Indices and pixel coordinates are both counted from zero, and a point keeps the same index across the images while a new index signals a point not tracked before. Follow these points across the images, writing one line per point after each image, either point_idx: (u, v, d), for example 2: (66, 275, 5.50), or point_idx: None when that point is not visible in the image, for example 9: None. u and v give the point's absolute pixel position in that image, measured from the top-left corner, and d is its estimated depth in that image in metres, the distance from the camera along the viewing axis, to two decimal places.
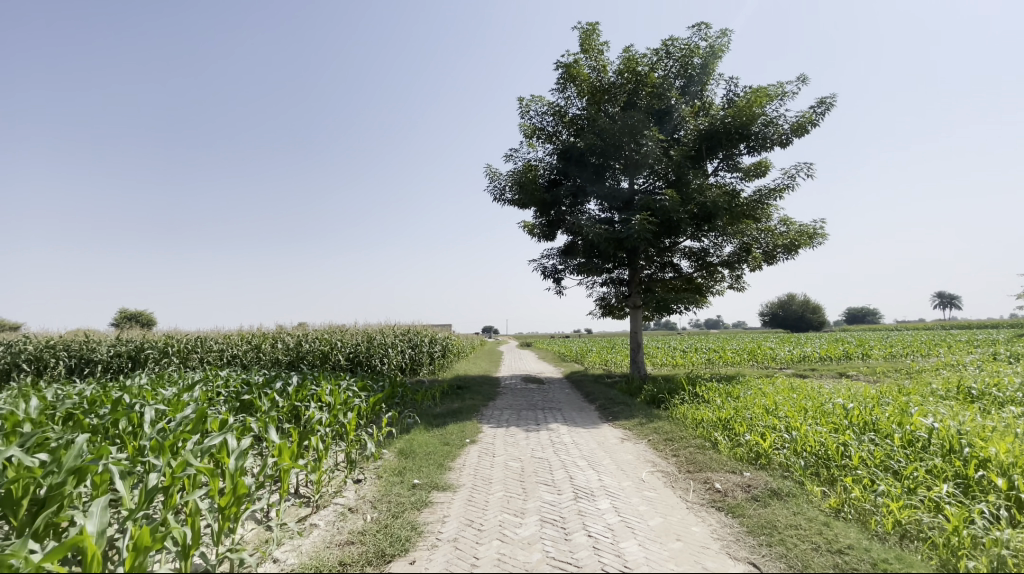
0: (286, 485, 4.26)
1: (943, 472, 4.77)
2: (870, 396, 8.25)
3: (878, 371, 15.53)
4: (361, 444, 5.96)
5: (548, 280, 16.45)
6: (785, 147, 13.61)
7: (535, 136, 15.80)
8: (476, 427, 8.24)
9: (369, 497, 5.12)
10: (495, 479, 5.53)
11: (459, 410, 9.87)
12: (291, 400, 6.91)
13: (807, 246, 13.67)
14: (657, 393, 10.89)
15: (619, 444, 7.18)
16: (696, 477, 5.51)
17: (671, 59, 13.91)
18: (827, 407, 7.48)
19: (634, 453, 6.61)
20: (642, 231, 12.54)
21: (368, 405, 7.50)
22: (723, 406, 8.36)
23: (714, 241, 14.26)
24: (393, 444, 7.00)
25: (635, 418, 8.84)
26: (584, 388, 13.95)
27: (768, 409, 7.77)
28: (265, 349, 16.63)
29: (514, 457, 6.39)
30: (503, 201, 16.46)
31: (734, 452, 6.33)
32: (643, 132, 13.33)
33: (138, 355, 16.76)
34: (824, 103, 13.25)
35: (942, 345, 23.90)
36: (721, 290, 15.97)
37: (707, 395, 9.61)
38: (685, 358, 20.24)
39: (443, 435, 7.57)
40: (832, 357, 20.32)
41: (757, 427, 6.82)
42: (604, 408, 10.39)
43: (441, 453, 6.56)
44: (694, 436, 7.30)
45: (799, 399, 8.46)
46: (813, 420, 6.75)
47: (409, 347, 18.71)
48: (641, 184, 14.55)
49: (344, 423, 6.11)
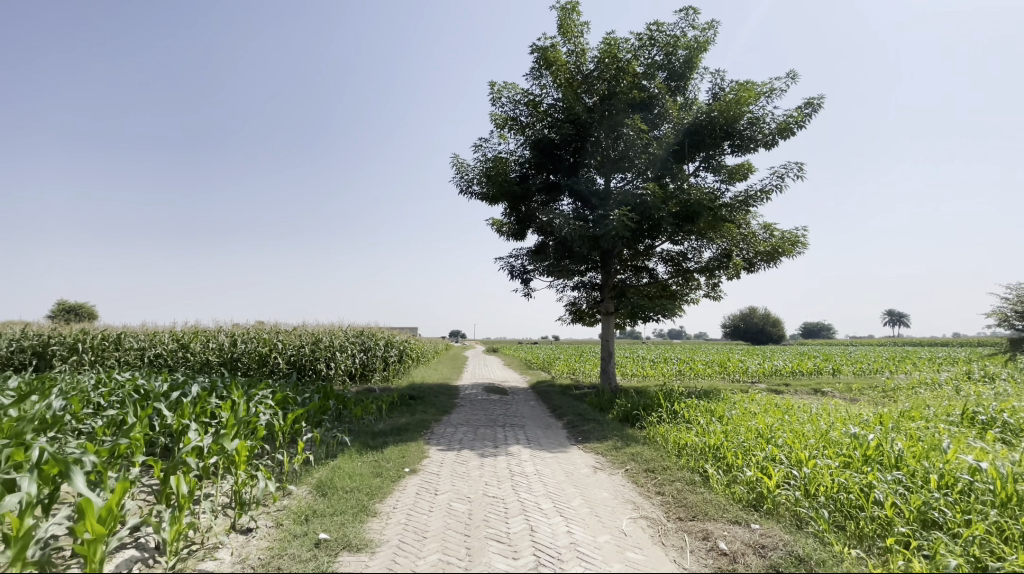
0: (92, 565, 2.89)
1: (1011, 534, 3.83)
2: (872, 422, 7.25)
3: (854, 389, 14.94)
4: (256, 480, 4.55)
5: (515, 281, 15.15)
6: (770, 149, 12.79)
7: (508, 126, 14.56)
8: (421, 450, 6.88)
9: (252, 561, 3.70)
10: (432, 533, 4.17)
11: (405, 427, 8.44)
12: (175, 420, 5.36)
13: (790, 254, 12.75)
14: (632, 408, 9.79)
15: (591, 475, 5.93)
16: (691, 529, 4.31)
17: (655, 48, 12.90)
18: (830, 434, 6.45)
19: (610, 490, 5.39)
20: (621, 228, 11.36)
21: (281, 427, 5.98)
22: (709, 429, 7.27)
23: (693, 245, 13.28)
24: (310, 476, 5.62)
25: (608, 441, 7.64)
26: (551, 401, 12.74)
27: (765, 434, 6.65)
28: (193, 348, 14.70)
29: (461, 496, 5.04)
30: (469, 193, 15.19)
31: (730, 492, 5.17)
32: (625, 122, 12.27)
33: (42, 352, 14.56)
34: (811, 104, 12.55)
35: (908, 362, 23.82)
36: (696, 298, 15.08)
37: (688, 414, 8.48)
38: (656, 369, 19.29)
39: (376, 464, 6.12)
40: (803, 372, 19.82)
41: (754, 459, 5.70)
42: (573, 427, 9.12)
43: (367, 490, 5.18)
44: (680, 466, 6.13)
45: (795, 423, 7.42)
46: (820, 451, 5.72)
47: (360, 351, 17.11)
48: (618, 181, 13.46)
49: (235, 452, 4.65)
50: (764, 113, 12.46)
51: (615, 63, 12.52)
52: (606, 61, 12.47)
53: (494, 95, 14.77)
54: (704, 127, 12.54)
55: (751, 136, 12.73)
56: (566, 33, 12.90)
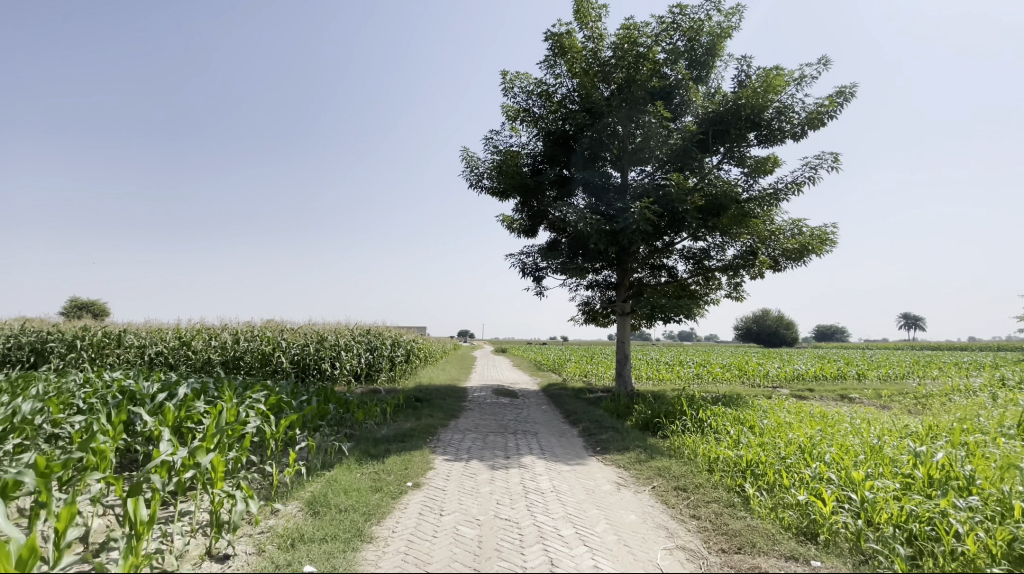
0: None
1: None
2: (923, 436, 6.54)
3: (884, 395, 14.13)
4: (235, 501, 3.97)
5: (527, 279, 14.53)
6: (798, 141, 12.02)
7: (520, 118, 13.90)
8: (426, 460, 6.30)
9: None
10: (434, 567, 3.54)
11: (409, 433, 7.87)
12: (155, 427, 4.88)
13: (820, 252, 11.94)
14: (652, 416, 9.14)
15: (614, 493, 5.29)
16: (739, 566, 3.67)
17: (677, 33, 12.19)
18: (881, 450, 5.76)
19: (638, 512, 4.76)
20: (642, 220, 10.67)
21: (272, 435, 5.44)
22: (741, 441, 6.65)
23: (716, 241, 12.56)
24: (302, 491, 5.09)
25: (629, 452, 7.02)
26: (564, 405, 12.11)
27: (807, 449, 5.94)
28: (193, 346, 14.27)
29: (470, 518, 4.43)
30: (480, 187, 14.60)
31: (777, 517, 4.52)
32: (647, 109, 11.74)
33: (41, 349, 14.24)
34: (843, 93, 11.82)
35: (935, 366, 22.82)
36: (716, 299, 14.34)
37: (715, 424, 7.80)
38: (672, 372, 18.57)
39: (375, 477, 5.54)
40: (826, 376, 19.00)
41: (801, 478, 5.04)
42: (589, 435, 8.50)
43: (364, 509, 4.61)
44: (714, 483, 5.49)
45: (836, 435, 6.74)
46: (878, 473, 5.02)
47: (366, 350, 16.62)
48: (636, 175, 12.83)
49: (210, 466, 4.09)
50: (793, 102, 11.70)
51: (634, 49, 11.80)
52: (625, 47, 11.75)
53: (506, 86, 14.14)
54: (729, 117, 11.81)
55: (779, 127, 11.98)
56: (583, 18, 12.25)
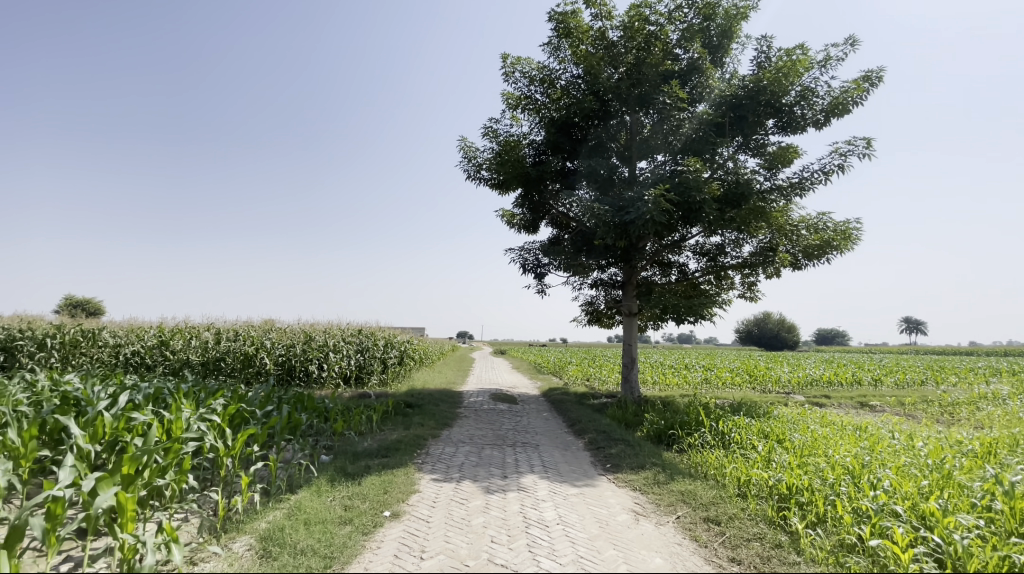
0: None
1: None
2: (984, 458, 5.63)
3: (907, 403, 13.22)
4: (148, 548, 3.07)
5: (528, 275, 13.66)
6: (820, 130, 11.18)
7: (521, 106, 13.03)
8: (410, 480, 5.43)
9: None
10: None
11: (395, 445, 7.00)
12: (75, 446, 3.98)
13: (844, 249, 11.04)
14: (666, 427, 8.23)
15: (633, 527, 4.40)
16: None
17: (690, 11, 11.30)
18: (946, 475, 4.86)
19: (664, 555, 3.86)
20: (657, 210, 9.78)
21: (226, 453, 4.56)
22: (773, 460, 5.76)
23: (731, 236, 11.73)
24: (254, 523, 4.20)
25: (644, 470, 6.16)
26: (567, 412, 11.22)
27: (858, 473, 5.04)
28: (170, 346, 13.35)
29: (457, 563, 3.55)
30: (478, 179, 13.75)
31: (838, 564, 3.66)
32: (661, 92, 10.98)
33: (9, 347, 13.33)
34: (870, 79, 10.96)
35: (953, 372, 21.83)
36: (729, 299, 13.44)
37: (740, 438, 6.90)
38: (680, 376, 17.66)
39: (347, 503, 4.65)
40: (840, 383, 18.02)
41: (861, 511, 4.14)
42: (596, 448, 7.63)
43: (326, 550, 3.71)
44: (752, 515, 4.59)
45: (883, 454, 5.84)
46: (956, 508, 4.11)
47: (357, 352, 15.72)
48: (646, 165, 12.03)
49: (119, 504, 3.19)
50: (817, 86, 10.82)
51: (643, 29, 10.91)
52: (634, 27, 10.88)
53: (507, 71, 13.28)
54: (748, 101, 11.01)
55: (801, 114, 11.14)
56: None
